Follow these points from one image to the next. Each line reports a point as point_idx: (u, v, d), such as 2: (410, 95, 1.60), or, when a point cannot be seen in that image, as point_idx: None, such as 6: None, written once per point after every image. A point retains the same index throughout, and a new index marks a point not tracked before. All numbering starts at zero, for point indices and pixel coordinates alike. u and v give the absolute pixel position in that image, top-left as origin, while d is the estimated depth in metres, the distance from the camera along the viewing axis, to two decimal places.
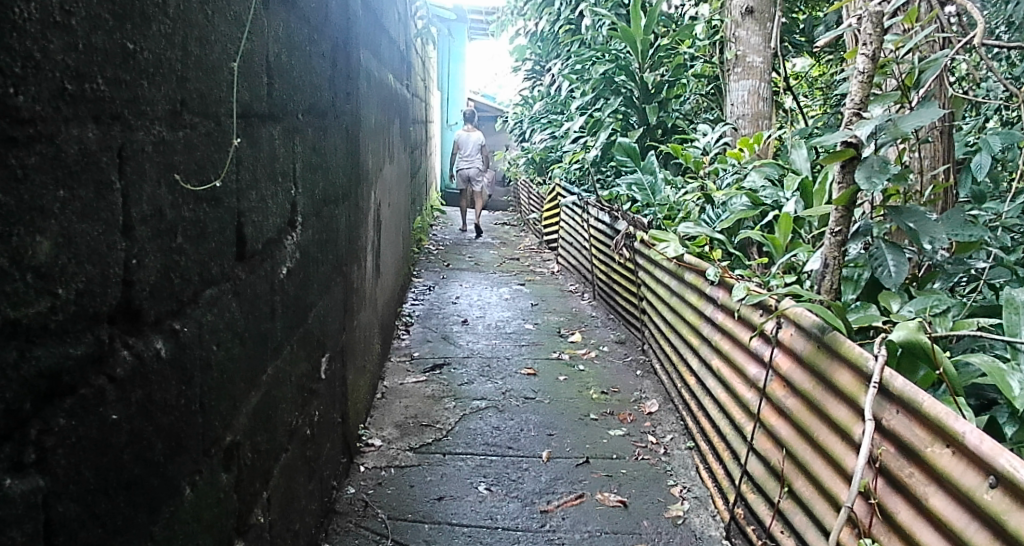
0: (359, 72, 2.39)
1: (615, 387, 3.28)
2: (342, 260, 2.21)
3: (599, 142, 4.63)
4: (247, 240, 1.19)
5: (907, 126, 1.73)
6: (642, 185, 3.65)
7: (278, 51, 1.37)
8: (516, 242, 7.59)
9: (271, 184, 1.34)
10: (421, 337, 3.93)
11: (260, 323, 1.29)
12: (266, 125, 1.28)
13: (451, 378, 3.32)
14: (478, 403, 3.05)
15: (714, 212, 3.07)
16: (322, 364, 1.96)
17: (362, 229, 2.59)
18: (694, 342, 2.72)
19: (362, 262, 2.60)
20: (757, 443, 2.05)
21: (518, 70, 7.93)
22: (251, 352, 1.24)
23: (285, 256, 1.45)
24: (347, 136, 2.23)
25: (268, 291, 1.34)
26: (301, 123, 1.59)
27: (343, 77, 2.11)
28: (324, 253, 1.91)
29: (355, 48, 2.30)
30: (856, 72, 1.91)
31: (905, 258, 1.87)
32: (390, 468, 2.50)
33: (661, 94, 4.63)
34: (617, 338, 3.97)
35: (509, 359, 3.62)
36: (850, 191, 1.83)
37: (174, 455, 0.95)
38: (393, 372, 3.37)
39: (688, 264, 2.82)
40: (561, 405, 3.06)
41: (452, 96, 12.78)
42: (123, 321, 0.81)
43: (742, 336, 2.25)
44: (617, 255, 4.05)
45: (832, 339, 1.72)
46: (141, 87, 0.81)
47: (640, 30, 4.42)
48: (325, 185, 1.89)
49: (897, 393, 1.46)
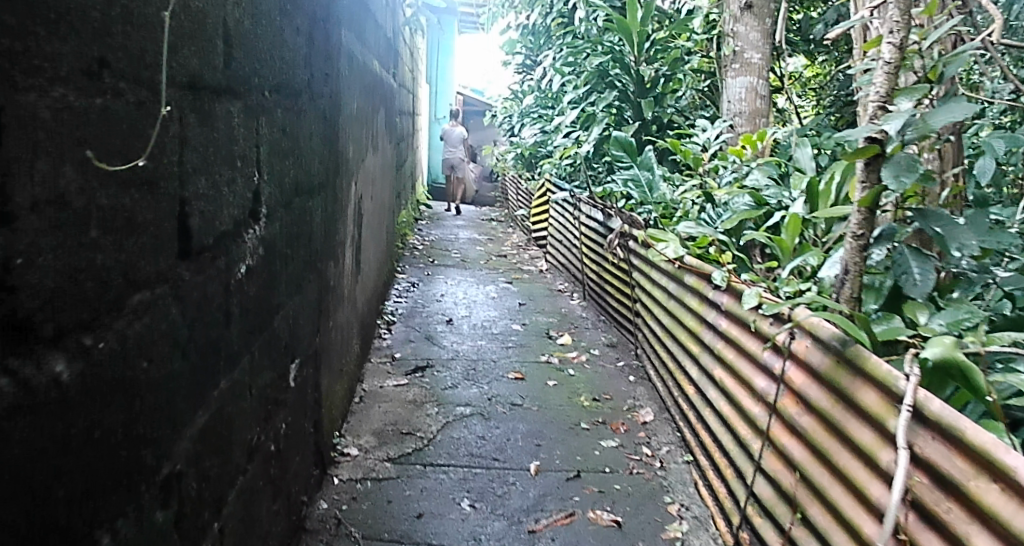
0: (340, 53, 2.21)
1: (607, 394, 3.12)
2: (318, 257, 2.02)
3: (592, 137, 4.48)
4: (194, 234, 1.00)
5: (937, 122, 1.58)
6: (638, 181, 3.37)
7: (240, 16, 1.17)
8: (504, 239, 7.40)
9: (228, 170, 1.14)
10: (404, 337, 3.76)
11: (211, 330, 1.11)
12: (220, 101, 1.08)
13: (435, 382, 3.14)
14: (463, 409, 2.87)
15: (715, 212, 2.91)
16: (292, 372, 1.78)
17: (341, 222, 2.40)
18: (693, 350, 2.55)
19: (341, 258, 2.42)
20: (766, 462, 1.91)
21: (509, 64, 7.81)
22: (196, 367, 1.05)
23: (244, 253, 1.26)
24: (326, 121, 2.05)
25: (222, 293, 1.15)
26: (269, 101, 1.40)
27: (321, 58, 1.92)
28: (297, 248, 1.73)
29: (336, 27, 2.12)
30: (881, 62, 1.75)
31: (931, 264, 1.71)
32: (367, 481, 2.33)
33: (657, 89, 4.47)
34: (608, 341, 3.81)
35: (496, 362, 3.44)
36: (875, 191, 1.68)
37: (87, 501, 0.76)
38: (373, 375, 3.19)
39: (688, 266, 2.63)
40: (550, 413, 2.90)
41: (442, 89, 12.61)
42: (4, 339, 0.63)
43: (749, 346, 2.10)
44: (609, 255, 3.87)
45: (856, 354, 1.58)
46: (31, 34, 0.62)
47: (637, 22, 4.24)
48: (298, 175, 1.71)
49: (935, 418, 1.31)
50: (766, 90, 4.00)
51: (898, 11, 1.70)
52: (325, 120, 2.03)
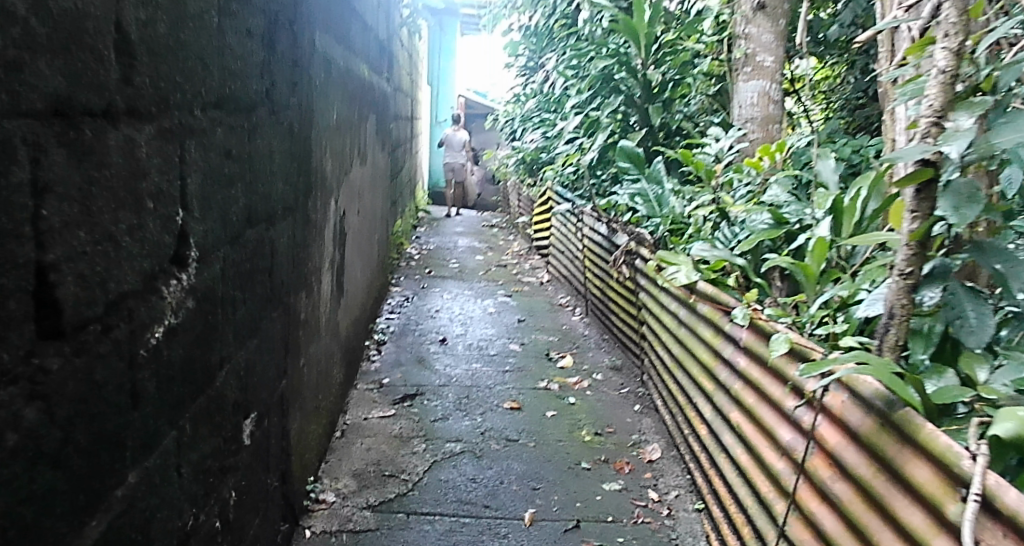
0: (315, 58, 1.97)
1: (610, 427, 2.87)
2: (285, 289, 1.78)
3: (596, 144, 4.24)
4: (68, 305, 0.77)
5: (1003, 142, 1.41)
6: (647, 197, 3.12)
7: (158, 18, 0.93)
8: (505, 247, 7.16)
9: (135, 213, 0.91)
10: (394, 359, 3.52)
11: (104, 420, 0.87)
12: (118, 127, 0.85)
13: (424, 413, 2.90)
14: (453, 446, 2.64)
15: (730, 230, 2.67)
16: (246, 428, 1.54)
17: (318, 246, 2.17)
18: (707, 387, 2.32)
19: (317, 286, 2.18)
20: (790, 529, 1.67)
21: (511, 66, 7.58)
22: (77, 473, 0.82)
23: (167, 311, 1.02)
24: (296, 136, 1.81)
25: (126, 368, 0.91)
26: (211, 122, 1.16)
27: (288, 65, 1.68)
28: (255, 286, 1.50)
29: (310, 30, 1.88)
30: (937, 71, 1.55)
31: (988, 307, 1.50)
32: (342, 534, 2.09)
33: (664, 94, 4.22)
34: (612, 364, 3.56)
35: (491, 388, 3.20)
36: (929, 222, 1.52)
37: None
38: (357, 404, 2.96)
39: (701, 294, 2.38)
40: (548, 450, 2.65)
41: (444, 91, 12.39)
42: None
43: (775, 393, 1.86)
44: (613, 272, 3.63)
45: (908, 420, 1.35)
46: None
47: (644, 23, 4.00)
48: (256, 202, 1.47)
49: (1008, 512, 1.07)
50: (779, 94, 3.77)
51: (956, 13, 1.49)
52: (296, 134, 1.79)
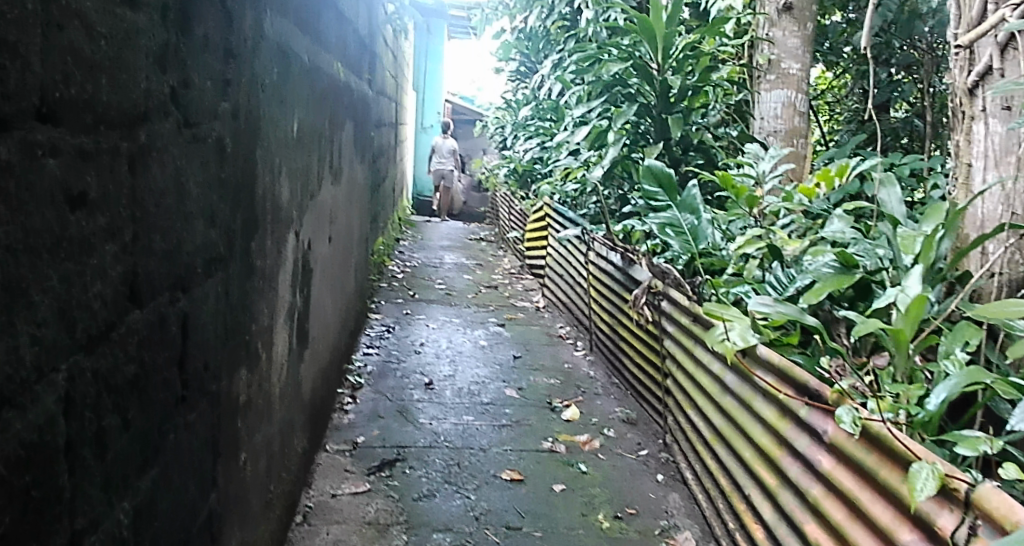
0: (262, 52, 1.46)
1: (632, 507, 2.35)
2: (211, 374, 1.26)
3: (607, 159, 3.65)
4: None
5: None
6: (679, 228, 2.60)
7: None
8: (495, 264, 6.64)
9: None
10: (371, 410, 2.99)
11: None
12: None
13: (406, 487, 2.39)
14: (441, 538, 2.12)
15: (784, 273, 2.21)
16: None
17: (269, 299, 1.64)
18: (768, 478, 1.82)
19: (267, 349, 1.66)
20: None
21: (501, 71, 7.12)
22: None
23: None
24: (232, 160, 1.30)
25: None
26: (28, 153, 0.66)
27: (216, 59, 1.18)
28: (148, 393, 0.99)
29: (253, 12, 1.38)
30: None
31: None
32: None
33: (682, 103, 3.68)
34: (626, 417, 3.05)
35: (485, 451, 2.69)
36: None
37: None
38: (325, 475, 2.43)
39: (762, 360, 1.89)
40: (559, 542, 2.14)
41: (430, 96, 11.87)
42: None
43: (881, 517, 1.37)
44: (629, 311, 3.13)
45: None
46: None
47: (663, 22, 3.43)
48: (149, 267, 0.96)
49: None
50: (805, 106, 3.49)
51: None
52: (229, 157, 1.29)
